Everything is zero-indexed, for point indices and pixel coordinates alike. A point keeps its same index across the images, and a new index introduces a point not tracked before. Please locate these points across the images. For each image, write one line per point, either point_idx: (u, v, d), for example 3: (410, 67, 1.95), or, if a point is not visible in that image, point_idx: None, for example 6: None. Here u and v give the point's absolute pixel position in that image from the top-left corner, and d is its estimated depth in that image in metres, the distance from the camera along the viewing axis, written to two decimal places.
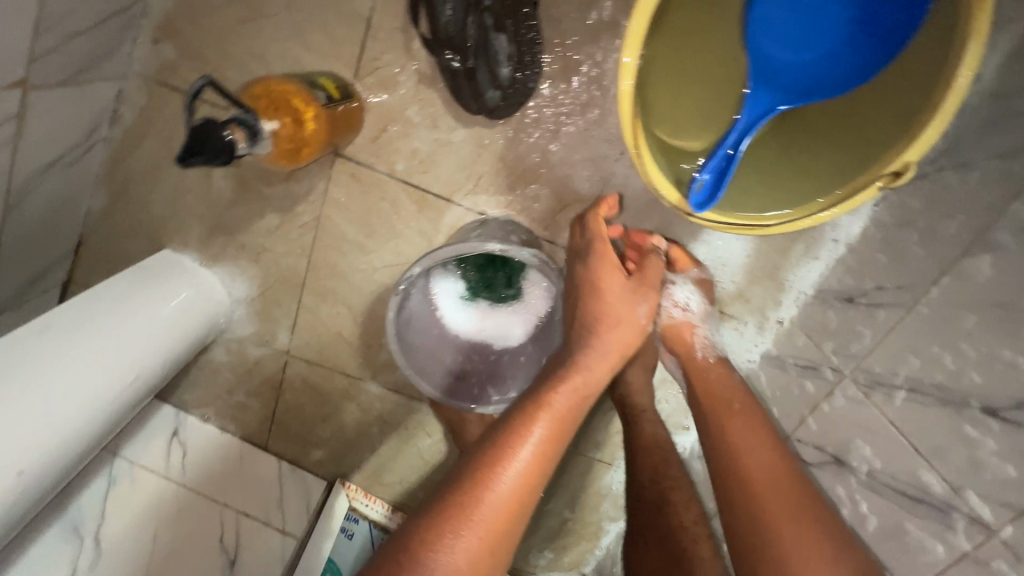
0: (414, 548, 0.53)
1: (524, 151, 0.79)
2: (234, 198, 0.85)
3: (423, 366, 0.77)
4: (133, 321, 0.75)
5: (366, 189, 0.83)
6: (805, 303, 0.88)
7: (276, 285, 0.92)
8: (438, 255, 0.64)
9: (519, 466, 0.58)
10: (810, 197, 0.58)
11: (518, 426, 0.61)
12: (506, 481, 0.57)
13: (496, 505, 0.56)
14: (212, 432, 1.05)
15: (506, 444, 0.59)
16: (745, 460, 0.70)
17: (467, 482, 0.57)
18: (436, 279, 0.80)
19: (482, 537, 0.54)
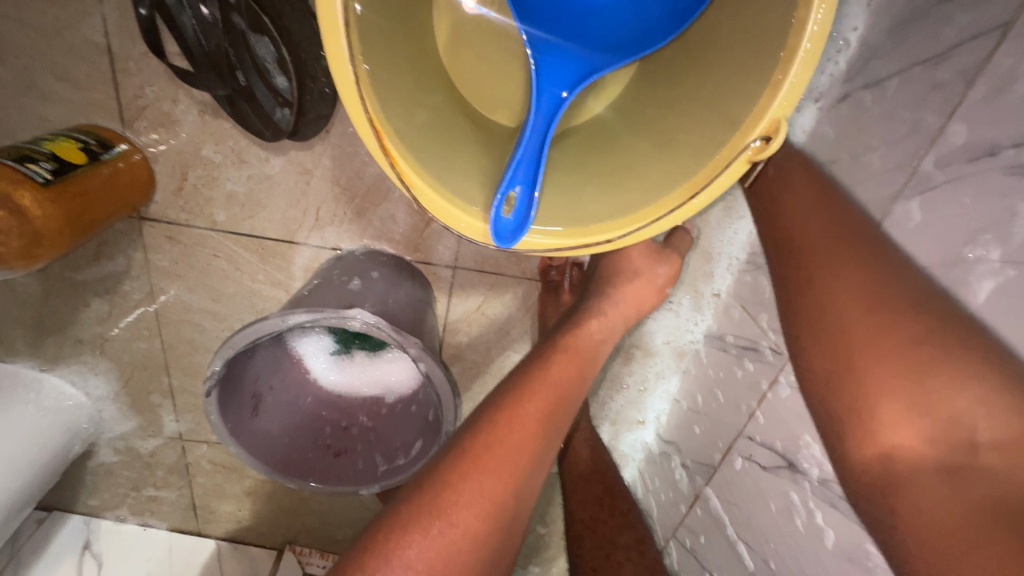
0: (435, 492, 0.48)
1: (360, 166, 0.65)
2: (46, 290, 0.71)
3: (290, 460, 0.64)
4: None
5: (193, 250, 0.69)
6: (738, 270, 0.74)
7: (136, 373, 0.79)
8: (235, 340, 0.50)
9: (539, 407, 0.54)
10: (662, 186, 0.42)
11: (541, 368, 0.57)
12: (526, 423, 0.53)
13: (521, 444, 0.52)
14: (132, 531, 0.96)
15: (525, 387, 0.55)
16: (770, 206, 0.55)
17: (483, 423, 0.52)
18: (295, 339, 0.66)
19: (501, 479, 0.50)
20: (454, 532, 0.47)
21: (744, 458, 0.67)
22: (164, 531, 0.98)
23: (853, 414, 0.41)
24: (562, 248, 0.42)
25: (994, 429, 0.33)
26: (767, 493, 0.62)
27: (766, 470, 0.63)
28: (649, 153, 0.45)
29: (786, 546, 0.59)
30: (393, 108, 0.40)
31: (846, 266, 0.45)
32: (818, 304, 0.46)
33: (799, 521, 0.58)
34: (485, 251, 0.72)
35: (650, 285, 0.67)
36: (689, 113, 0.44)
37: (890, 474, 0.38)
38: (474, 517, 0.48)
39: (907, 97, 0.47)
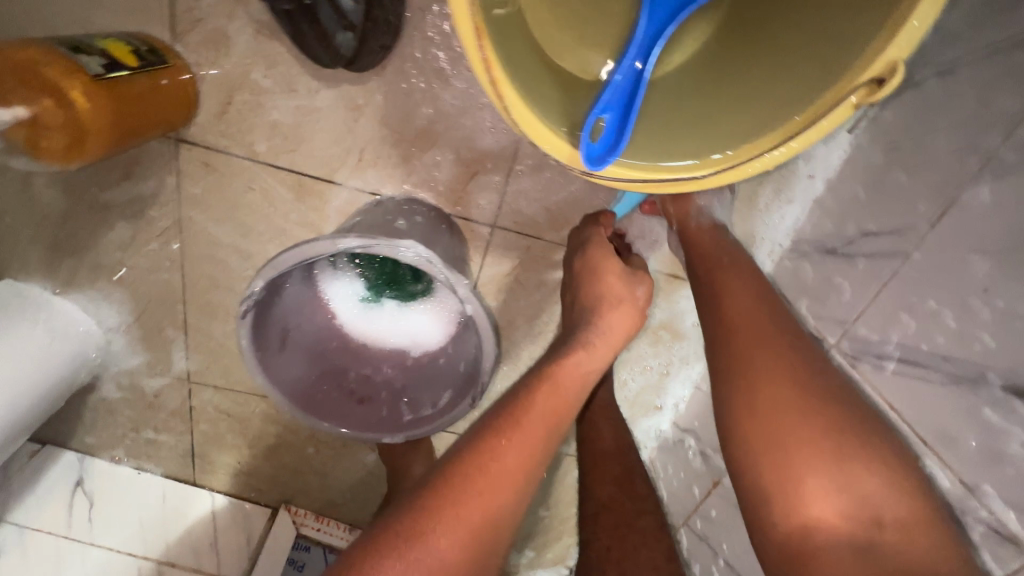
0: (407, 529, 0.44)
1: (411, 107, 0.63)
2: (68, 208, 0.68)
3: (315, 399, 0.62)
4: None
5: (228, 180, 0.67)
6: (781, 257, 0.73)
7: (152, 306, 0.77)
8: (280, 261, 0.48)
9: (523, 435, 0.51)
10: (755, 130, 0.41)
11: (524, 397, 0.53)
12: (510, 450, 0.49)
13: (503, 476, 0.48)
14: (127, 474, 0.92)
15: (512, 414, 0.52)
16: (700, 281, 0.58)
17: (465, 452, 0.49)
18: (325, 280, 0.65)
19: (483, 510, 0.46)
20: (430, 563, 0.42)
21: None
22: (158, 477, 0.94)
23: (778, 488, 0.45)
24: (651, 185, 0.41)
25: (895, 510, 0.42)
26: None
27: None
28: (733, 97, 0.44)
29: None
30: (500, 37, 0.40)
31: (777, 355, 0.49)
32: (754, 379, 0.49)
33: None
34: (525, 212, 0.70)
35: (634, 310, 0.64)
36: (778, 58, 0.43)
37: (807, 548, 0.42)
38: (450, 550, 0.44)
39: (979, 83, 0.49)
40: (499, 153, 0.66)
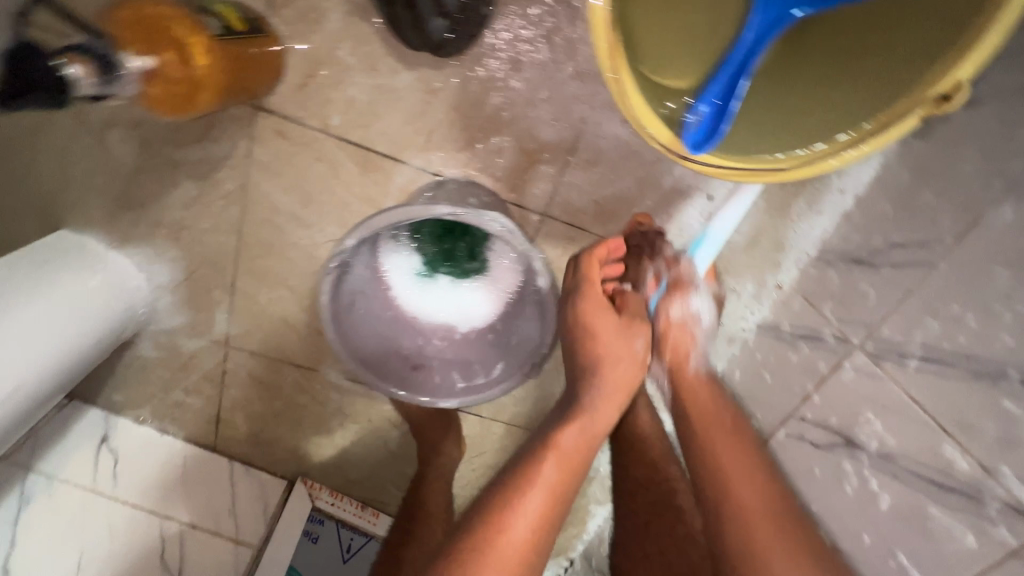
0: None
1: (482, 95, 0.67)
2: (139, 164, 0.71)
3: (376, 360, 0.69)
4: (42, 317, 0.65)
5: (298, 150, 0.70)
6: (806, 264, 0.77)
7: (204, 267, 0.79)
8: (375, 223, 0.53)
9: (530, 509, 0.51)
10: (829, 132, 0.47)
11: (529, 465, 0.54)
12: (517, 527, 0.49)
13: (507, 554, 0.48)
14: (148, 435, 0.93)
15: (511, 502, 0.51)
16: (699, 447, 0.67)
17: (472, 531, 0.49)
18: (384, 253, 0.69)
19: None
20: None
21: (793, 436, 0.71)
22: (178, 442, 0.94)
23: None
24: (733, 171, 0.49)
25: None
26: (810, 458, 0.68)
27: (820, 448, 0.67)
28: (811, 92, 0.49)
29: (828, 503, 0.64)
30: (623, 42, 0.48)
31: (770, 515, 0.58)
32: (749, 535, 0.57)
33: (848, 488, 0.62)
34: (574, 205, 0.75)
35: (633, 366, 0.64)
36: (856, 66, 0.47)
37: None
38: None
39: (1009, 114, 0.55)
40: (557, 146, 0.70)
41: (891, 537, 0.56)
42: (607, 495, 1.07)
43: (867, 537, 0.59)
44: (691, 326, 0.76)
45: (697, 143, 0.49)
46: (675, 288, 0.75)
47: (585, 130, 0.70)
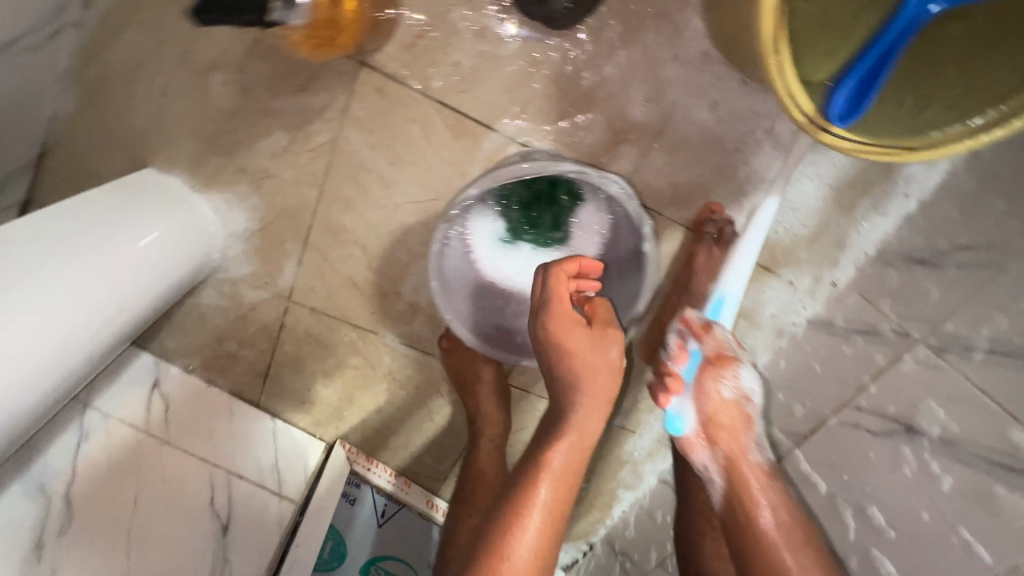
0: None
1: (580, 70, 0.70)
2: (235, 108, 0.72)
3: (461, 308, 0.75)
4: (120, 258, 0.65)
5: (395, 108, 0.72)
6: (864, 264, 0.79)
7: (280, 219, 0.80)
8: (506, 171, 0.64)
9: (529, 532, 0.56)
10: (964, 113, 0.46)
11: (523, 490, 0.58)
12: (521, 549, 0.55)
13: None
14: (196, 384, 0.93)
15: (512, 529, 0.56)
16: (748, 515, 0.63)
17: (484, 558, 0.55)
18: (472, 215, 0.71)
19: None
20: None
21: (846, 423, 0.75)
22: (225, 394, 0.94)
23: None
24: (866, 148, 0.49)
25: None
26: (867, 444, 0.71)
27: (878, 435, 0.70)
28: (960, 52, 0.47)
29: (885, 486, 0.68)
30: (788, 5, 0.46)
31: None
32: None
33: (907, 470, 0.65)
34: (650, 186, 0.77)
35: (612, 374, 0.65)
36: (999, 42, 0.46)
37: None
38: None
39: None
40: (643, 127, 0.73)
41: (956, 517, 0.60)
42: (637, 479, 1.08)
43: (926, 515, 0.63)
44: (742, 403, 0.71)
45: (840, 119, 0.49)
46: (715, 360, 0.70)
47: (673, 115, 0.73)
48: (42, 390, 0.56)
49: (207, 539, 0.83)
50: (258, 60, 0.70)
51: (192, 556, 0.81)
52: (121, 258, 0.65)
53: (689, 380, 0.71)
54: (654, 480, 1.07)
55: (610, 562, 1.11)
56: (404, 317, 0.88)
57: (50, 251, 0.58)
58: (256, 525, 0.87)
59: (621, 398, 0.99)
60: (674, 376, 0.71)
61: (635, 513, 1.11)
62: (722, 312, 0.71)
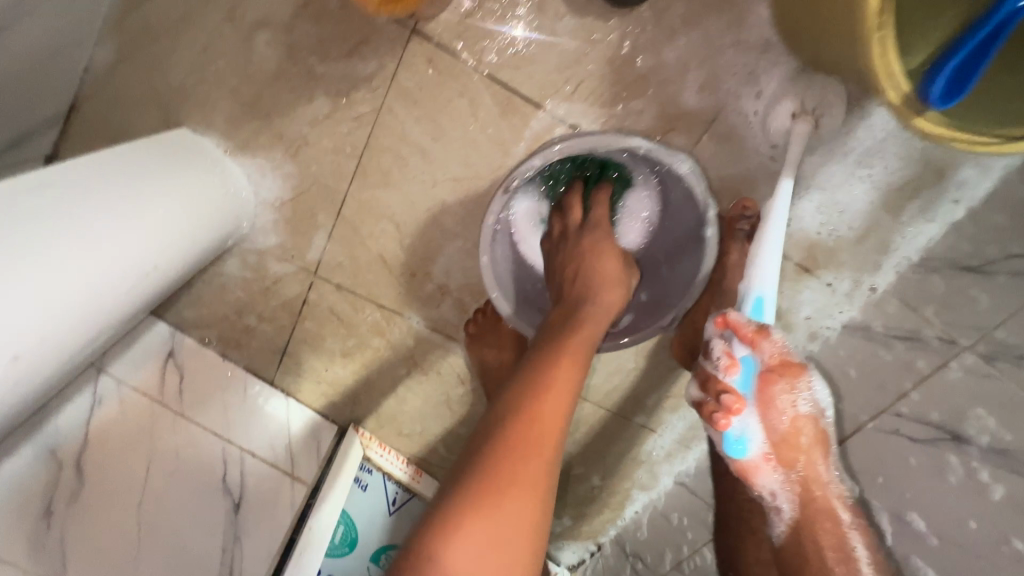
0: (465, 507, 0.48)
1: (635, 53, 0.69)
2: (279, 70, 0.72)
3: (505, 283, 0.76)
4: (153, 211, 0.61)
5: (445, 81, 0.71)
6: (905, 270, 0.78)
7: (314, 188, 0.78)
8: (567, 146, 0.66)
9: (551, 399, 0.56)
10: None
11: (543, 363, 0.58)
12: (543, 414, 0.54)
13: (535, 440, 0.53)
14: (212, 359, 0.89)
15: (535, 395, 0.55)
16: (838, 542, 0.65)
17: (505, 421, 0.54)
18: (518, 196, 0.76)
19: (520, 473, 0.51)
20: (473, 540, 0.47)
21: (884, 429, 0.73)
22: (240, 369, 0.90)
23: None
24: (960, 137, 0.45)
25: None
26: (906, 449, 0.70)
27: (921, 443, 0.68)
28: None
29: (929, 495, 0.67)
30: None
31: None
32: None
33: (950, 478, 0.65)
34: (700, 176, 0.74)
35: (625, 286, 0.70)
36: None
37: None
38: (512, 509, 0.49)
39: None
40: (696, 115, 0.71)
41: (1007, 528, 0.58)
42: (653, 479, 1.05)
43: (973, 523, 0.62)
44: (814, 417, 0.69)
45: (944, 100, 0.44)
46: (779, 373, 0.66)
47: (728, 104, 0.71)
48: (68, 339, 0.53)
49: (217, 517, 0.80)
50: (309, 23, 0.70)
51: (201, 538, 0.78)
52: (154, 212, 0.61)
53: (746, 394, 0.66)
54: (671, 481, 1.04)
55: (621, 563, 1.08)
56: (432, 300, 0.84)
57: (93, 196, 0.55)
58: (267, 506, 0.83)
59: (646, 396, 0.97)
60: (734, 395, 0.66)
61: (649, 514, 1.07)
62: (763, 312, 0.64)
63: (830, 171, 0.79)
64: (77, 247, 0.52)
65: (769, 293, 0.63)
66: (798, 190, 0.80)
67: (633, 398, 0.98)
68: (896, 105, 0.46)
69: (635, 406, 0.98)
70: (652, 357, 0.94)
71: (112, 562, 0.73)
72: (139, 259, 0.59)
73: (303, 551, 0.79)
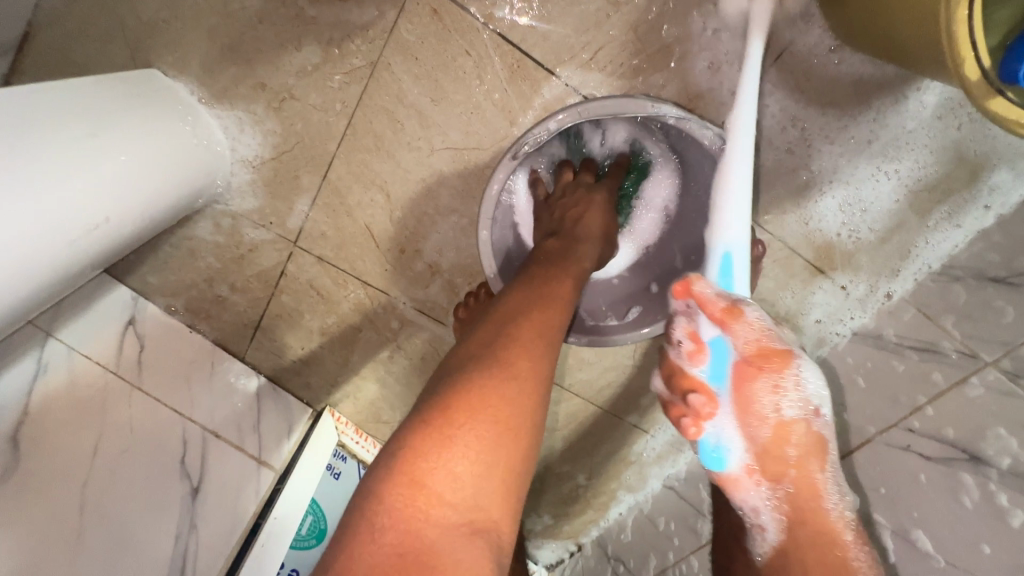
0: (468, 379, 0.45)
1: (659, 20, 0.63)
2: (263, 12, 0.65)
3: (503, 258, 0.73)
4: (106, 159, 0.53)
5: (449, 37, 0.64)
6: (926, 277, 0.73)
7: (296, 148, 0.71)
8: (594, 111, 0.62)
9: (554, 301, 0.55)
10: None
11: (544, 275, 0.58)
12: (546, 313, 0.53)
13: (542, 328, 0.52)
14: (175, 328, 0.82)
15: (538, 298, 0.54)
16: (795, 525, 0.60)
17: (511, 313, 0.52)
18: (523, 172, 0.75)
19: (528, 357, 0.48)
20: (491, 413, 0.44)
21: (895, 445, 0.67)
22: (207, 342, 0.84)
23: None
24: None
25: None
26: (915, 466, 0.65)
27: (934, 461, 0.63)
28: None
29: (939, 517, 0.62)
30: None
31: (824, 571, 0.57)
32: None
33: (964, 499, 0.60)
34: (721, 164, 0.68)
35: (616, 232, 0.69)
36: None
37: None
38: (523, 391, 0.46)
39: None
40: (720, 95, 0.65)
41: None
42: (639, 482, 1.01)
43: (987, 548, 0.57)
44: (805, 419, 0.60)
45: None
46: (756, 364, 0.60)
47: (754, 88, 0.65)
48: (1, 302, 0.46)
49: (172, 502, 0.73)
50: None
51: (153, 524, 0.71)
52: (108, 159, 0.54)
53: (718, 389, 0.62)
54: (658, 484, 1.00)
55: (602, 566, 1.04)
56: (420, 280, 0.78)
57: (36, 136, 0.47)
58: (228, 491, 0.76)
59: (640, 395, 0.92)
60: (704, 393, 0.63)
61: (632, 517, 1.04)
62: (733, 269, 0.60)
63: (856, 165, 0.72)
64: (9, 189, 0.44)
65: (740, 247, 0.60)
66: (819, 186, 0.73)
67: (626, 396, 0.93)
68: (975, 80, 0.41)
69: (629, 404, 0.93)
70: (649, 354, 0.89)
71: (43, 550, 0.64)
72: (88, 213, 0.52)
73: (272, 535, 0.74)
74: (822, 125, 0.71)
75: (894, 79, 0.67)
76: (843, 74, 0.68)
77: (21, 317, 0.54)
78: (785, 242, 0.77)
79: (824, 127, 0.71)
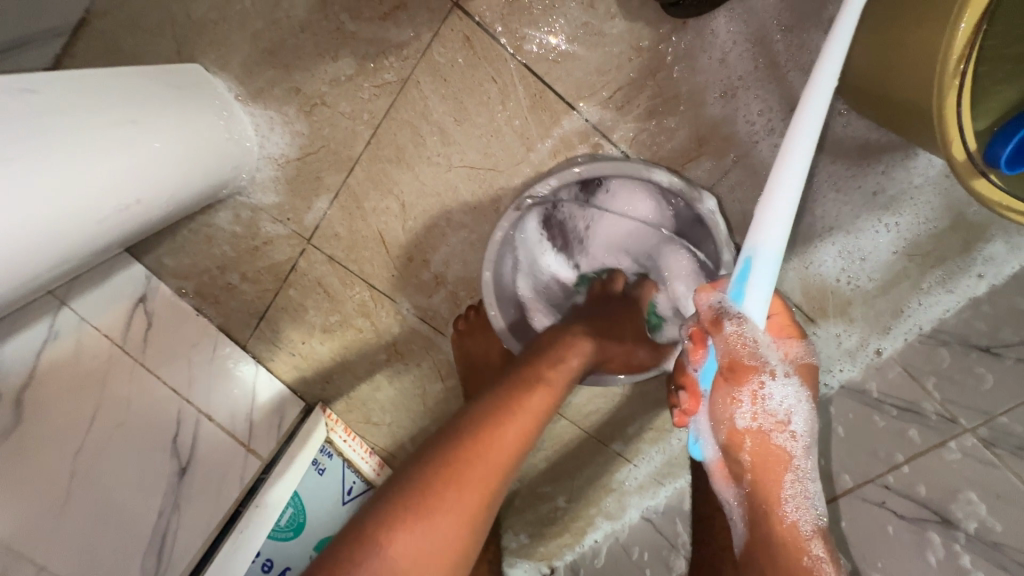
0: (406, 485, 0.49)
1: (678, 68, 0.66)
2: (307, 21, 0.69)
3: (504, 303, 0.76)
4: (152, 147, 0.58)
5: (479, 62, 0.68)
6: (915, 339, 0.75)
7: (322, 151, 0.74)
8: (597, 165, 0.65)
9: (521, 411, 0.56)
10: None
11: (526, 377, 0.60)
12: (510, 425, 0.54)
13: (497, 444, 0.53)
14: (184, 311, 0.84)
15: (506, 406, 0.56)
16: (758, 522, 0.60)
17: (477, 420, 0.54)
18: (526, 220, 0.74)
19: (470, 474, 0.50)
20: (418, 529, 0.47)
21: (869, 499, 0.69)
22: (213, 328, 0.86)
23: None
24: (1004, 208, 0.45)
25: None
26: (887, 522, 0.66)
27: (904, 519, 0.65)
28: None
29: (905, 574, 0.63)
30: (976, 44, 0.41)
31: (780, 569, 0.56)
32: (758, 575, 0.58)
33: (929, 557, 0.61)
34: (726, 211, 0.70)
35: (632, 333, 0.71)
36: None
37: None
38: (448, 514, 0.48)
39: None
40: (731, 143, 0.68)
41: None
42: (619, 511, 1.01)
43: None
44: (774, 429, 0.59)
45: (1008, 167, 0.44)
46: (731, 373, 0.57)
47: (766, 139, 0.68)
48: (44, 265, 0.50)
49: (160, 479, 0.74)
50: None
51: (137, 500, 0.72)
52: (153, 147, 0.58)
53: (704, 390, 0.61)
54: (637, 514, 1.01)
55: None
56: (427, 290, 0.80)
57: (95, 121, 0.52)
58: (214, 477, 0.78)
59: (627, 423, 0.94)
60: (690, 391, 0.61)
61: (608, 545, 1.03)
62: (748, 278, 0.49)
63: (857, 217, 0.74)
64: (65, 165, 0.48)
65: (768, 257, 0.48)
66: (819, 234, 0.76)
67: (613, 424, 0.94)
68: (962, 159, 0.44)
69: (615, 431, 0.95)
70: (639, 384, 0.91)
71: (34, 510, 0.66)
72: (128, 195, 0.56)
73: (252, 523, 0.76)
74: (828, 179, 0.73)
75: (898, 145, 0.70)
76: (849, 136, 0.71)
77: (53, 282, 0.58)
78: (780, 287, 0.78)
79: (832, 175, 0.73)
